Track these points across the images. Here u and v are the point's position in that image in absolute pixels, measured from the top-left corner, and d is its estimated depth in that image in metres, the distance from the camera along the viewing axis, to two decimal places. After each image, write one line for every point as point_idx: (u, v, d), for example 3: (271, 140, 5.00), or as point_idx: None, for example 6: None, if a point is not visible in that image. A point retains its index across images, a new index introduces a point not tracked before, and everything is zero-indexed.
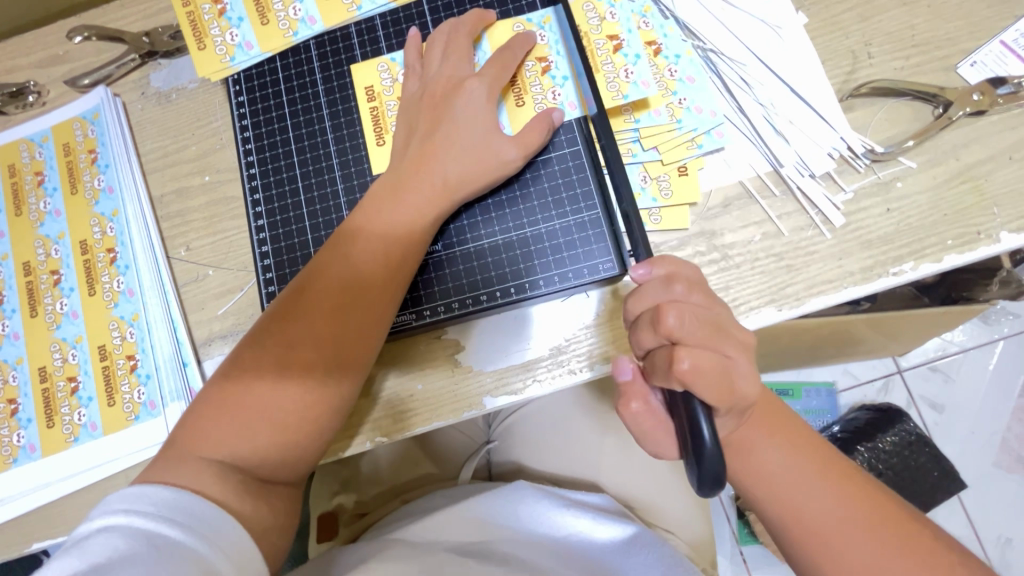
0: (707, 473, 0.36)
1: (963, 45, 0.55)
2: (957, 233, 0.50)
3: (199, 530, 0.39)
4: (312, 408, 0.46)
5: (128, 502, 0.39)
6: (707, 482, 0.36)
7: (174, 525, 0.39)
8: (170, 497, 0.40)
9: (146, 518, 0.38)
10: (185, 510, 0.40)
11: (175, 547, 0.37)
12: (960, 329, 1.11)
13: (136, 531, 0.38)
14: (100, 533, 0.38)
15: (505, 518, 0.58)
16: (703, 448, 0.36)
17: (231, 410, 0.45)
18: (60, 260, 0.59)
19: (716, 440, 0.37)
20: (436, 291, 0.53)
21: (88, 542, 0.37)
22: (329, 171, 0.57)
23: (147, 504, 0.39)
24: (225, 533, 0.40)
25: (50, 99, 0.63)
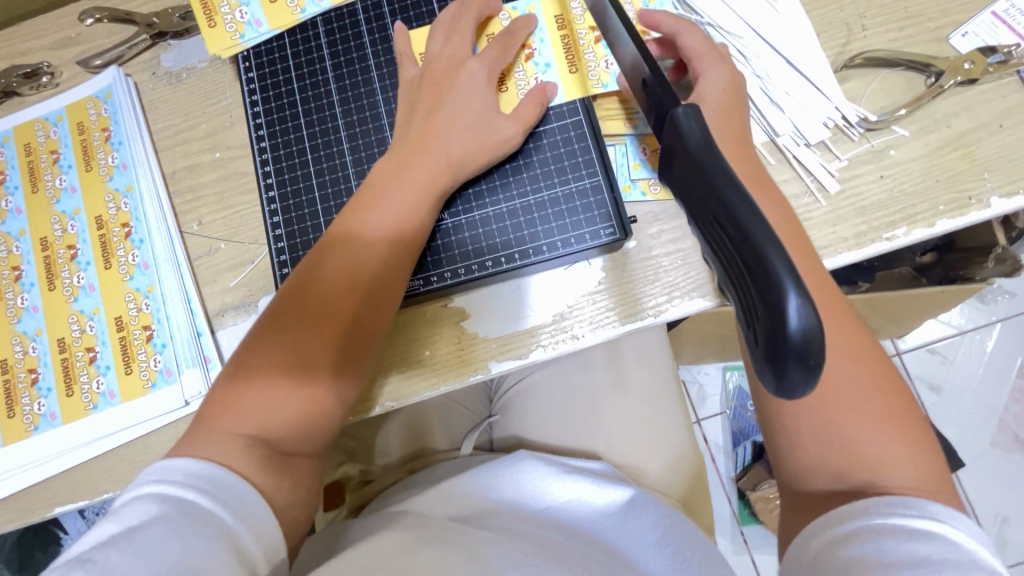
0: (796, 356, 0.25)
1: (956, 17, 0.56)
2: (949, 199, 0.52)
3: (224, 499, 0.41)
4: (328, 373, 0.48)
5: (159, 473, 0.41)
6: (795, 372, 0.26)
7: (201, 493, 0.41)
8: (195, 467, 0.42)
9: (175, 486, 0.41)
10: (208, 479, 0.41)
11: (203, 513, 0.40)
12: (957, 310, 1.13)
13: (168, 498, 0.40)
14: (136, 500, 0.40)
15: (505, 485, 0.60)
16: (791, 330, 0.25)
17: (248, 372, 0.46)
18: (76, 235, 0.60)
19: (808, 315, 0.25)
20: (443, 257, 0.55)
21: (126, 508, 0.40)
22: (337, 143, 0.58)
23: (175, 474, 0.41)
24: (244, 499, 0.42)
25: (62, 80, 0.65)
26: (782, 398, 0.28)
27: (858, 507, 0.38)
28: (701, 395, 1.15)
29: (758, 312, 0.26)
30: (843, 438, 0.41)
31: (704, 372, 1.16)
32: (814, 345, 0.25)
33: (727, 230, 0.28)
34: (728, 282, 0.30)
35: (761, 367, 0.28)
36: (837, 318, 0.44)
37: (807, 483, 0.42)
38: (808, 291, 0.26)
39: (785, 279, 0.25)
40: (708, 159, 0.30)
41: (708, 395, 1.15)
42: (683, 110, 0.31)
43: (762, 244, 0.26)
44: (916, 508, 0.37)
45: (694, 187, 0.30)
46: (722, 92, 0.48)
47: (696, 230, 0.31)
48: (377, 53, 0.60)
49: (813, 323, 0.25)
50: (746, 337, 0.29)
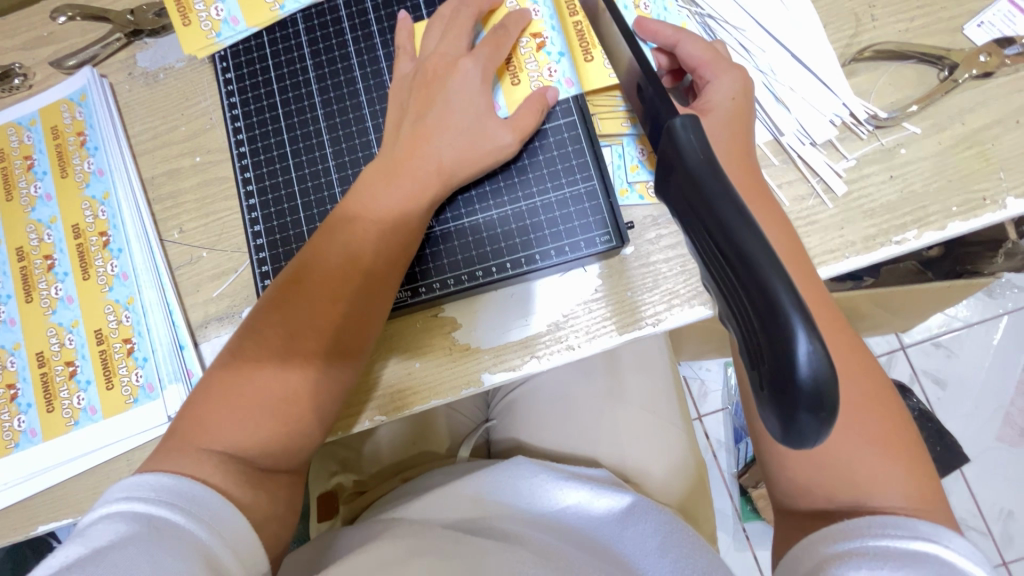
0: (807, 405, 0.24)
1: (970, 5, 0.53)
2: (962, 199, 0.49)
3: (199, 515, 0.39)
4: (312, 391, 0.46)
5: (128, 490, 0.39)
6: (805, 420, 0.24)
7: (174, 510, 0.39)
8: (167, 482, 0.40)
9: (146, 502, 0.39)
10: (182, 495, 0.40)
11: (175, 529, 0.38)
12: (963, 304, 1.11)
13: (139, 515, 0.38)
14: (104, 519, 0.38)
15: (503, 490, 0.58)
16: (801, 376, 0.23)
17: (227, 393, 0.44)
18: (53, 244, 0.58)
19: (820, 357, 0.23)
20: (432, 267, 0.53)
21: (92, 528, 0.38)
22: (320, 147, 0.56)
23: (146, 490, 0.39)
24: (222, 515, 0.40)
25: (36, 82, 0.62)
26: (788, 445, 0.26)
27: (850, 527, 0.36)
28: (701, 391, 1.13)
29: (765, 354, 0.25)
30: (831, 459, 0.39)
31: (706, 368, 1.14)
32: (825, 392, 0.23)
33: (729, 262, 0.26)
34: (729, 315, 0.28)
35: (766, 409, 0.26)
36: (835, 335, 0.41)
37: (795, 502, 0.41)
38: (820, 334, 0.24)
39: (795, 319, 0.23)
40: (707, 177, 0.27)
41: (709, 391, 1.14)
42: (681, 122, 0.29)
43: (769, 278, 0.24)
44: (907, 529, 0.36)
45: (692, 210, 0.28)
46: (732, 101, 0.45)
47: (695, 253, 0.29)
48: (360, 53, 0.57)
49: (825, 368, 0.23)
50: (750, 375, 0.27)
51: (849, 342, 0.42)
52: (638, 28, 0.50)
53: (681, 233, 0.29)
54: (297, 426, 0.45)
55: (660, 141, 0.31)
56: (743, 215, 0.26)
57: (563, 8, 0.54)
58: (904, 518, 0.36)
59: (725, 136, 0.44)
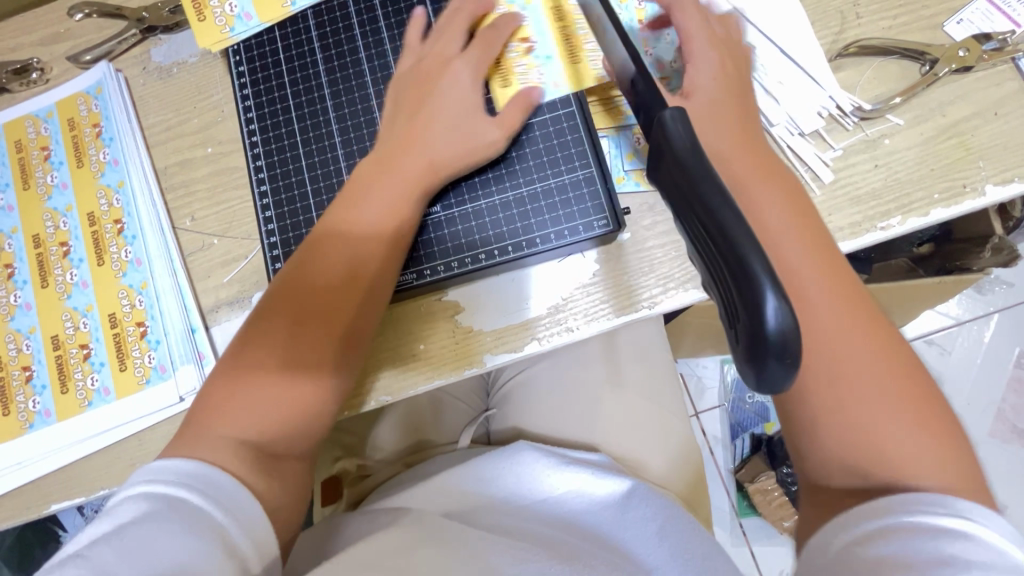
0: (775, 354, 0.25)
1: (950, 4, 0.56)
2: (944, 187, 0.52)
3: (216, 497, 0.41)
4: (324, 365, 0.48)
5: (150, 474, 0.42)
6: (774, 367, 0.25)
7: (193, 492, 0.41)
8: (187, 467, 0.42)
9: (166, 485, 0.41)
10: (200, 478, 0.42)
11: (191, 512, 0.40)
12: (954, 301, 1.13)
13: (160, 497, 0.40)
14: (127, 500, 0.40)
15: (505, 474, 0.60)
16: (769, 329, 0.25)
17: (241, 367, 0.47)
18: (69, 231, 0.60)
19: (692, 139, 0.29)
20: (436, 251, 0.55)
21: (119, 508, 0.40)
22: (329, 138, 0.58)
23: (167, 474, 0.41)
24: (238, 500, 0.42)
25: (53, 76, 0.64)
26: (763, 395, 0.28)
27: (882, 505, 0.38)
28: (700, 387, 1.15)
29: (739, 314, 0.26)
30: (856, 421, 0.41)
31: (703, 364, 1.16)
32: (792, 345, 0.25)
33: (710, 234, 0.27)
34: (711, 283, 0.29)
35: (742, 367, 0.27)
36: (843, 296, 0.43)
37: (825, 471, 0.42)
38: (690, 125, 0.30)
39: (764, 277, 0.25)
40: (693, 163, 0.28)
41: (706, 387, 1.16)
42: (669, 113, 0.30)
43: (740, 237, 0.26)
44: (943, 505, 0.37)
45: (676, 190, 0.29)
46: (716, 79, 0.48)
47: (681, 229, 0.31)
48: (368, 46, 0.59)
49: (791, 324, 0.25)
50: (728, 337, 0.28)
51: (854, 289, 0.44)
52: None
53: (669, 211, 0.30)
54: (307, 402, 0.47)
55: (649, 132, 0.32)
56: (721, 193, 0.27)
57: (551, 12, 0.56)
58: (941, 496, 0.37)
59: (725, 118, 0.47)
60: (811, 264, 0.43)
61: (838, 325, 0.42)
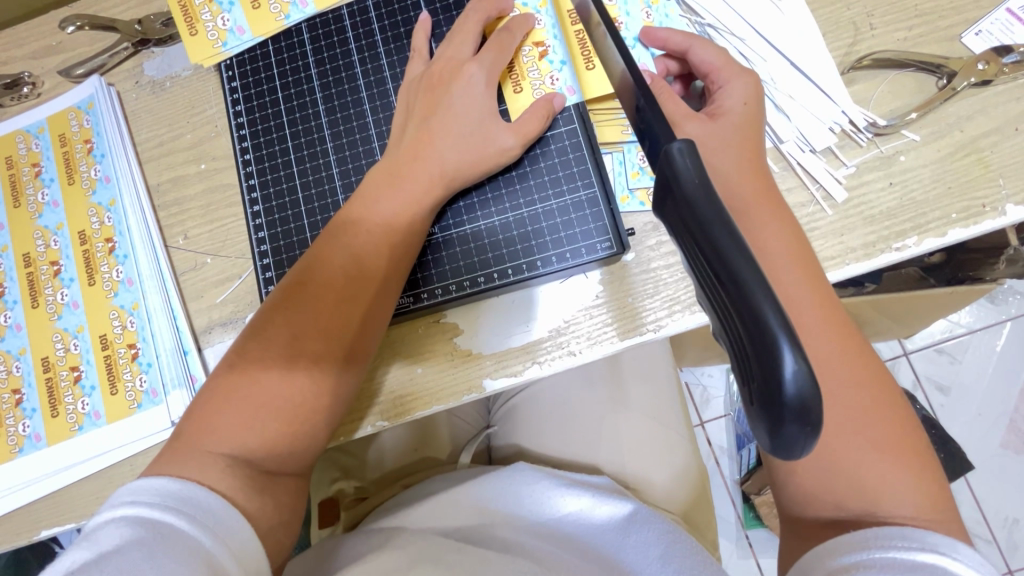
0: (794, 417, 0.24)
1: (968, 14, 0.53)
2: (962, 206, 0.50)
3: (206, 523, 0.39)
4: (317, 396, 0.46)
5: (134, 494, 0.40)
6: (792, 431, 0.24)
7: (180, 515, 0.39)
8: (174, 488, 0.40)
9: (152, 507, 0.39)
10: (189, 501, 0.40)
11: (177, 536, 0.38)
12: (966, 310, 1.10)
13: (144, 520, 0.38)
14: (109, 524, 0.38)
15: (504, 497, 0.58)
16: (787, 392, 0.23)
17: (229, 398, 0.45)
18: (60, 250, 0.59)
19: (701, 174, 0.27)
20: (434, 273, 0.53)
21: (99, 533, 0.38)
22: (324, 155, 0.56)
23: (152, 496, 0.39)
24: (228, 524, 0.40)
25: (44, 90, 0.63)
26: (777, 458, 0.26)
27: (858, 538, 0.36)
28: (705, 398, 1.13)
29: (754, 373, 0.25)
30: (840, 464, 0.39)
31: (708, 374, 1.14)
32: (811, 407, 0.24)
33: (722, 284, 0.25)
34: (721, 330, 0.28)
35: (756, 423, 0.26)
36: (844, 334, 0.41)
37: (804, 510, 0.41)
38: (699, 157, 0.28)
39: (781, 337, 0.23)
40: (703, 204, 0.26)
41: (711, 397, 1.13)
42: (677, 147, 0.28)
43: (755, 293, 0.24)
44: (916, 540, 0.35)
45: (685, 231, 0.27)
46: (744, 105, 0.47)
47: (688, 269, 0.29)
48: (364, 61, 0.58)
49: (809, 386, 0.23)
50: (740, 390, 0.27)
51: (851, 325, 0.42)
52: (643, 36, 0.53)
53: (676, 250, 0.29)
54: (300, 429, 0.45)
55: (656, 161, 0.30)
56: (734, 238, 0.25)
57: (566, 18, 0.55)
58: (911, 529, 0.36)
59: (735, 142, 0.45)
60: (814, 298, 0.41)
61: (842, 365, 0.41)
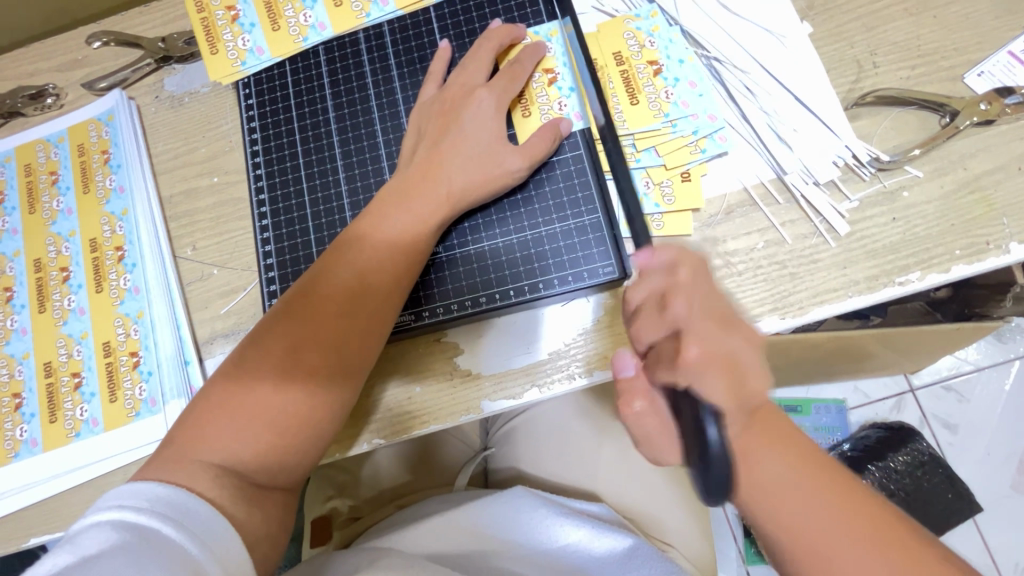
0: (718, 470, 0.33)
1: (970, 55, 0.54)
2: (965, 243, 0.50)
3: (192, 530, 0.39)
4: (314, 412, 0.46)
5: (122, 498, 0.39)
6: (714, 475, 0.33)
7: (167, 521, 0.39)
8: (164, 494, 0.40)
9: (139, 512, 0.39)
10: (176, 507, 0.40)
11: (166, 543, 0.37)
12: (974, 347, 1.09)
13: (131, 525, 0.38)
14: (94, 528, 0.38)
15: (500, 526, 0.57)
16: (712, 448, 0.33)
17: (226, 411, 0.45)
18: (70, 257, 0.60)
19: None
20: (436, 292, 0.53)
21: (83, 536, 0.37)
22: (334, 172, 0.58)
23: (140, 500, 0.39)
24: (216, 532, 0.40)
25: (66, 101, 0.65)
26: (707, 504, 0.36)
27: None
28: None
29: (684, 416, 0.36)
30: None
31: None
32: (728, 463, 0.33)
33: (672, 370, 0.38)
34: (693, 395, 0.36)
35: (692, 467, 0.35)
36: (806, 457, 0.38)
37: None
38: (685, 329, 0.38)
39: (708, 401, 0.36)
40: None
41: None
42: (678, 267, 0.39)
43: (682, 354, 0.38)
44: None
45: None
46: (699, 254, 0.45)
47: None
48: (377, 83, 0.59)
49: (727, 450, 0.33)
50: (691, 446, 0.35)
51: (789, 431, 0.39)
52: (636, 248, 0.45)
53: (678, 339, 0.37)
54: (295, 444, 0.45)
55: None
56: None
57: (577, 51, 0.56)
58: None
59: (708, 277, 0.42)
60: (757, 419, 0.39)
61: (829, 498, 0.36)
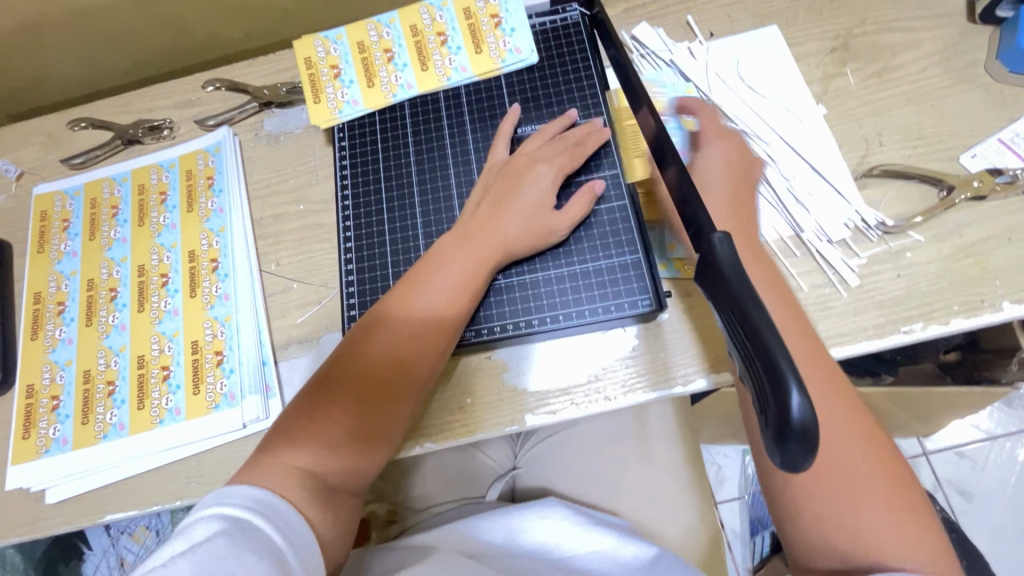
0: (797, 438, 0.29)
1: (965, 140, 0.63)
2: (963, 300, 0.56)
3: (280, 526, 0.44)
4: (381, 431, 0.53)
5: (218, 496, 0.44)
6: (794, 448, 0.29)
7: (258, 517, 0.43)
8: (252, 493, 0.45)
9: (235, 507, 0.43)
10: (264, 505, 0.45)
11: (259, 535, 0.42)
12: (985, 415, 1.12)
13: (228, 518, 0.42)
14: (196, 520, 0.42)
15: (533, 533, 0.61)
16: (794, 417, 0.29)
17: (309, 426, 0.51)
18: (170, 265, 0.68)
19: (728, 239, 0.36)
20: (494, 312, 0.61)
21: (187, 527, 0.42)
22: (411, 206, 0.67)
23: (235, 498, 0.44)
24: (295, 526, 0.45)
25: (179, 134, 0.76)
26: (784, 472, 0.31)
27: None
28: (717, 478, 1.14)
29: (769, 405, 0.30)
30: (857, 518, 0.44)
31: (723, 454, 1.16)
32: (812, 431, 0.29)
33: (747, 339, 0.32)
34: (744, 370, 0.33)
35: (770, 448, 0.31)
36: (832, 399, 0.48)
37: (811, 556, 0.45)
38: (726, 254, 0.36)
39: (790, 378, 0.29)
40: (734, 275, 0.34)
41: (726, 478, 1.15)
42: (719, 236, 0.36)
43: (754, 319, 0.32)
44: None
45: (723, 295, 0.34)
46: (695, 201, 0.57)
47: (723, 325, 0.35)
48: (452, 134, 0.69)
49: (810, 416, 0.29)
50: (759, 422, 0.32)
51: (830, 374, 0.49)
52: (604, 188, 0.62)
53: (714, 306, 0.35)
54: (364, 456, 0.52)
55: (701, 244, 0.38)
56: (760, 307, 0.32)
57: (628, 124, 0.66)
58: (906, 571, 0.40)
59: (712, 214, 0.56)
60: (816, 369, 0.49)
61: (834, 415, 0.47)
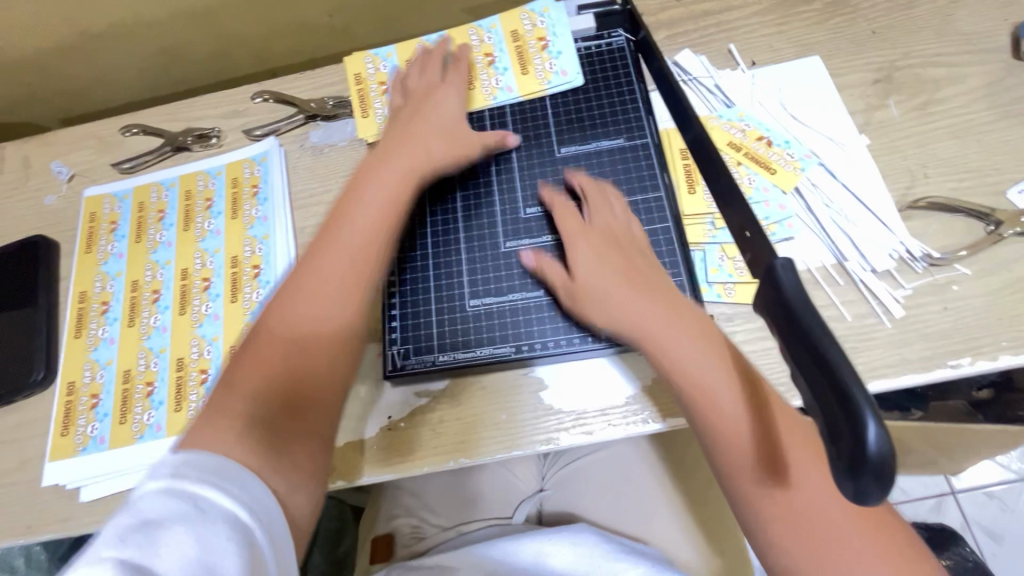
0: (872, 472, 0.29)
1: (1011, 175, 0.62)
2: (1013, 336, 0.55)
3: (246, 502, 0.40)
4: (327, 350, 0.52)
5: (170, 466, 0.40)
6: (868, 481, 0.29)
7: (220, 491, 0.39)
8: (210, 462, 0.41)
9: (191, 479, 0.39)
10: (226, 477, 0.41)
11: (221, 512, 0.38)
12: (1018, 455, 1.09)
13: (183, 492, 0.38)
14: (143, 494, 0.38)
15: (565, 557, 0.60)
16: (869, 449, 0.29)
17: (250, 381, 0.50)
18: (212, 270, 0.70)
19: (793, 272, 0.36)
20: (536, 329, 0.61)
21: (135, 502, 0.37)
22: (454, 219, 0.67)
23: (190, 469, 0.40)
24: (265, 504, 0.41)
25: (226, 142, 0.78)
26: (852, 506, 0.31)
27: None
28: None
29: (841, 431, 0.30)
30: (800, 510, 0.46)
31: None
32: (888, 465, 0.29)
33: (817, 368, 0.32)
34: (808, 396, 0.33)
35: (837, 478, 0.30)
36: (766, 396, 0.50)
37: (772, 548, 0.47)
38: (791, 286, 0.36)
39: (865, 409, 0.29)
40: (803, 306, 0.35)
41: None
42: (781, 263, 0.37)
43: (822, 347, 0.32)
44: None
45: (789, 323, 0.35)
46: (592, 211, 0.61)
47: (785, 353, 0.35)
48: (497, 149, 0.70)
49: (887, 448, 0.29)
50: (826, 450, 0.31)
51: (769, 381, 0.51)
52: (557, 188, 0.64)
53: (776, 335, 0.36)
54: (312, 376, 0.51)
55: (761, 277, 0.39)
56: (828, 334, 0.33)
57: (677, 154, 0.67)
58: None
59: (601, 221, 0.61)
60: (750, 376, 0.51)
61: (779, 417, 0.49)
